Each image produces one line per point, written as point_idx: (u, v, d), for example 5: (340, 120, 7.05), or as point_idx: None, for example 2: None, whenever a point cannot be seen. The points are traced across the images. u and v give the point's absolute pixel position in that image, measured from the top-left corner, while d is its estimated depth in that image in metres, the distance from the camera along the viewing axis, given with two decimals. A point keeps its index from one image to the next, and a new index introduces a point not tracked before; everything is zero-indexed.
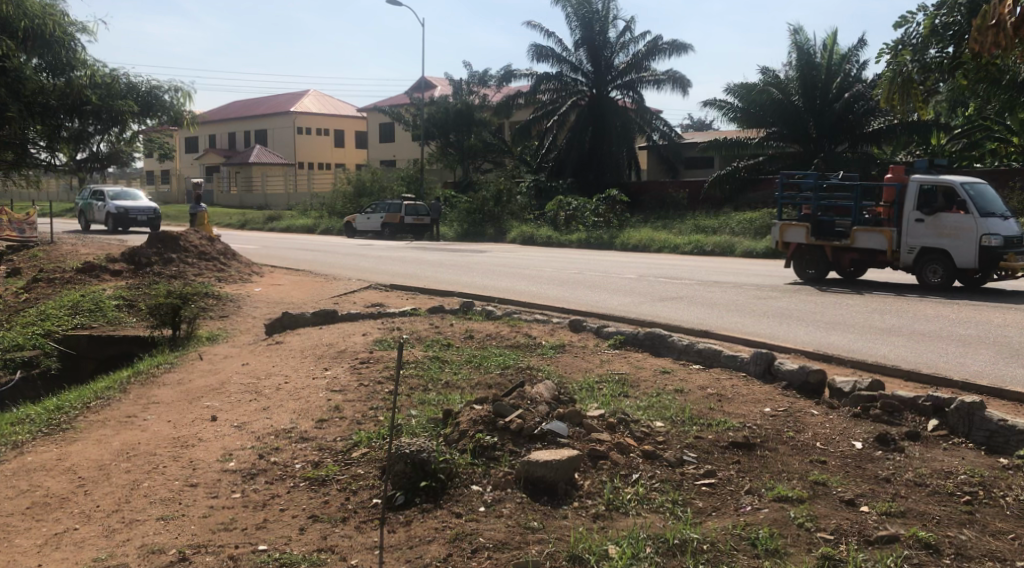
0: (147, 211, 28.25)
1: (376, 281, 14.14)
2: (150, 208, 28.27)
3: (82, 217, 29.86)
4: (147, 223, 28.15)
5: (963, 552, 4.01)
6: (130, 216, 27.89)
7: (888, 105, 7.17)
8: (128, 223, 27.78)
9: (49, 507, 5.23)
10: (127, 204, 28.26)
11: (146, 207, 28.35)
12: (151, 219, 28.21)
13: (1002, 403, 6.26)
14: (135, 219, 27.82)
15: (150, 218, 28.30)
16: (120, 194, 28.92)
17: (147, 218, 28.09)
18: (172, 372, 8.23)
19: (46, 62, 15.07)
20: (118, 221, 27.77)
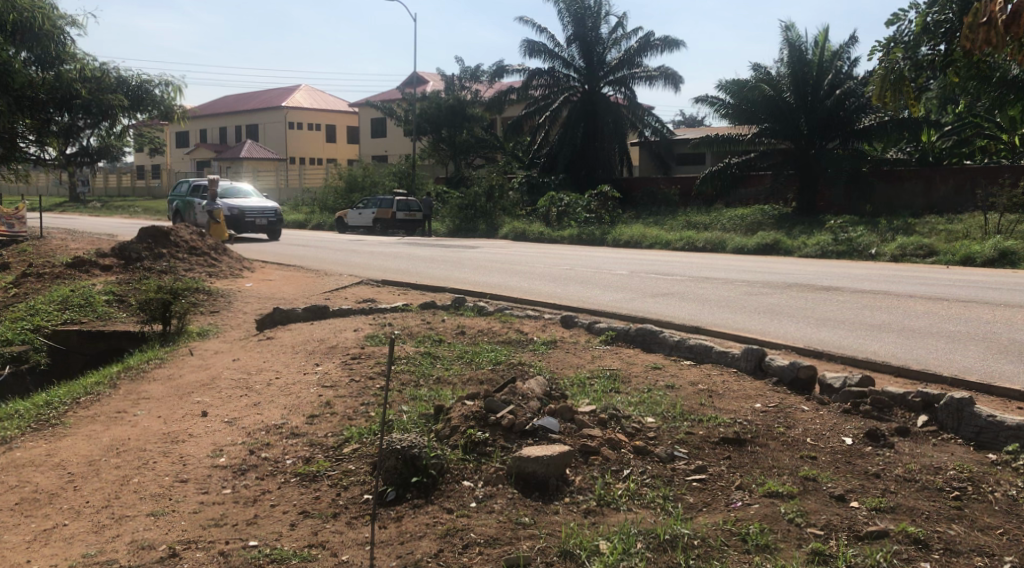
0: (267, 212, 23.15)
1: (367, 277, 14.06)
2: (270, 208, 23.22)
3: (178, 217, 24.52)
4: (265, 227, 23.19)
5: (952, 546, 4.04)
6: (248, 220, 22.78)
7: (879, 103, 7.13)
8: (245, 229, 22.71)
9: (37, 504, 5.20)
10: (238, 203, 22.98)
11: (265, 208, 23.27)
12: (271, 222, 23.20)
13: (990, 399, 6.30)
14: (254, 224, 22.80)
15: (270, 221, 23.29)
16: (230, 191, 23.64)
17: (267, 222, 23.06)
18: (161, 368, 8.19)
19: (36, 56, 14.94)
20: (234, 227, 22.63)
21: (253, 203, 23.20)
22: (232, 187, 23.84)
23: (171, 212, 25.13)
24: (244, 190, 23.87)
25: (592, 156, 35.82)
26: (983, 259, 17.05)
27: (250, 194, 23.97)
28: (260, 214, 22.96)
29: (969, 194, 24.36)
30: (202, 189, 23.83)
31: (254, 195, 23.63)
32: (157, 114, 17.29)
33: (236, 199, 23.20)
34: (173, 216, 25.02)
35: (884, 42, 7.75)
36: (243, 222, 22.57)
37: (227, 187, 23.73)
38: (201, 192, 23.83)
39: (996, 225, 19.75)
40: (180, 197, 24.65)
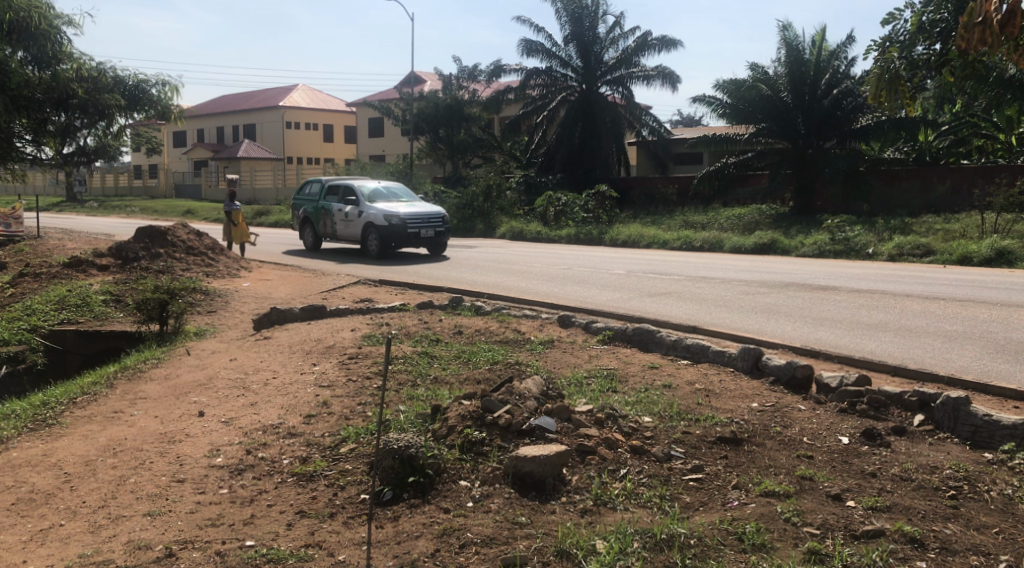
0: (433, 219, 17.55)
1: (365, 277, 14.04)
2: (435, 213, 17.63)
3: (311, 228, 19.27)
4: (432, 241, 17.61)
5: (949, 546, 4.04)
6: (410, 231, 17.29)
7: (875, 103, 7.07)
8: (407, 243, 17.21)
9: (34, 504, 5.19)
10: (396, 208, 17.54)
11: (429, 214, 17.69)
12: (439, 233, 17.58)
13: (986, 399, 6.30)
14: (419, 236, 17.27)
15: (437, 232, 17.63)
16: (380, 193, 18.21)
17: (433, 232, 17.44)
18: (158, 368, 8.18)
19: (32, 55, 14.90)
20: (392, 241, 17.15)
21: (414, 207, 17.71)
22: (381, 188, 18.45)
23: (297, 217, 19.86)
24: (397, 193, 18.40)
25: (590, 156, 35.81)
26: (980, 259, 17.09)
27: (405, 196, 18.39)
28: (425, 223, 17.42)
29: (966, 194, 24.43)
30: (343, 190, 18.50)
31: (413, 200, 18.08)
32: (155, 113, 17.20)
33: (392, 204, 17.74)
34: (299, 223, 19.82)
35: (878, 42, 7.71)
36: (404, 234, 17.09)
37: (376, 189, 18.34)
38: (340, 193, 18.59)
39: (993, 225, 19.74)
40: (311, 200, 19.38)
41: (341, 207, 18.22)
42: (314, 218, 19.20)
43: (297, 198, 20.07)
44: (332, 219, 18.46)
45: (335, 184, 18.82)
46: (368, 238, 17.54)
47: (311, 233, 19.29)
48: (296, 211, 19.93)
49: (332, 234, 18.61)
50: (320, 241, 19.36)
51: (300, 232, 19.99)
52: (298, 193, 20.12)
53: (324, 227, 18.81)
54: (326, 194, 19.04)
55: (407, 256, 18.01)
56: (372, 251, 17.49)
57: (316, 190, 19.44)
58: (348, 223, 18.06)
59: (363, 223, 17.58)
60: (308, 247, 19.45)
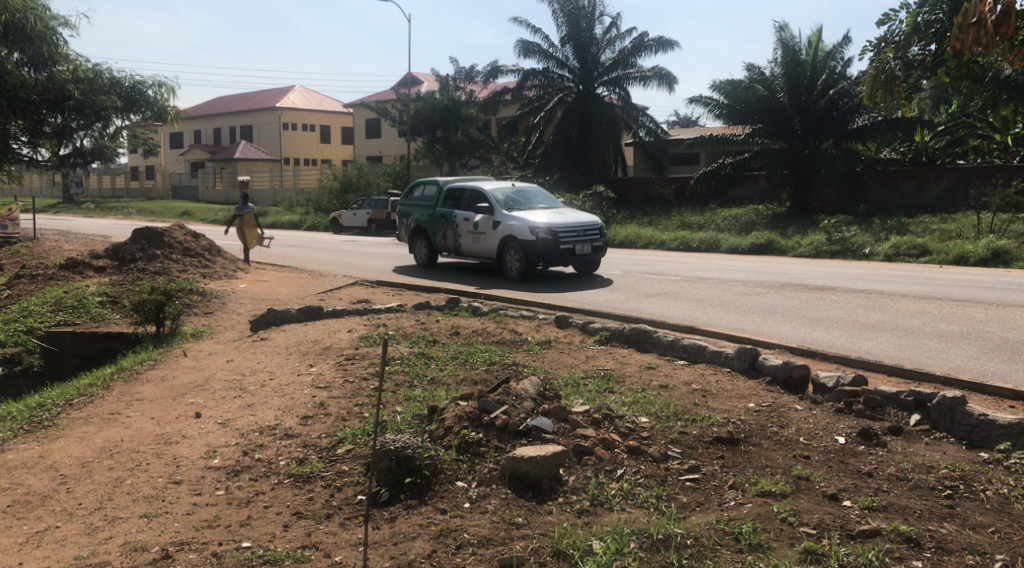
0: (589, 230, 13.47)
1: (363, 278, 14.06)
2: (592, 223, 13.54)
3: (427, 238, 15.40)
4: (588, 258, 13.55)
5: (944, 545, 4.05)
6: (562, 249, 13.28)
7: (870, 103, 7.01)
8: (558, 263, 13.21)
9: (30, 506, 5.19)
10: (545, 217, 13.48)
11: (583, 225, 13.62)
12: (596, 249, 13.54)
13: (982, 398, 6.31)
14: (574, 254, 13.24)
15: (594, 248, 13.58)
16: (514, 198, 14.15)
17: (591, 248, 13.42)
18: (155, 368, 8.20)
19: (28, 57, 14.91)
20: (541, 260, 13.17)
21: (563, 215, 13.62)
22: (515, 190, 14.38)
23: (405, 226, 15.96)
24: (535, 197, 14.35)
25: (587, 157, 35.82)
26: (976, 259, 17.12)
27: (547, 201, 14.32)
28: (581, 236, 13.35)
29: (962, 194, 24.44)
30: (468, 195, 14.53)
31: (561, 209, 13.99)
32: (151, 114, 17.18)
33: (534, 211, 13.73)
34: (408, 233, 15.93)
35: (874, 42, 7.53)
36: (556, 252, 13.10)
37: (509, 192, 14.27)
38: (464, 198, 14.61)
39: (988, 225, 19.78)
40: (425, 205, 15.42)
41: (468, 216, 14.28)
42: (428, 227, 15.31)
43: (404, 203, 16.10)
44: (456, 229, 14.56)
45: (455, 187, 14.86)
46: (506, 255, 13.59)
47: (424, 245, 15.54)
48: (403, 218, 16.02)
49: (455, 249, 14.73)
50: (435, 255, 15.51)
51: (410, 245, 16.06)
52: (404, 195, 16.20)
53: (444, 240, 14.91)
54: (444, 198, 15.07)
55: (554, 276, 14.03)
56: (513, 271, 13.53)
57: (428, 193, 15.51)
58: (478, 236, 14.10)
59: (498, 236, 13.62)
60: (422, 264, 15.63)
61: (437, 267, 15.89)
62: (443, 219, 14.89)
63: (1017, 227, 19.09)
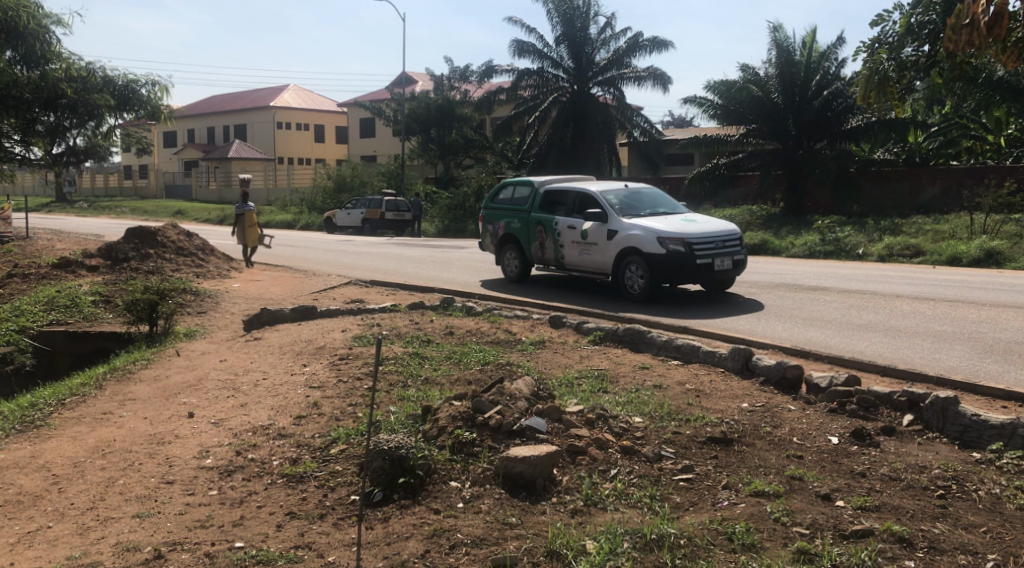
0: (727, 241, 11.02)
1: (356, 278, 14.01)
2: (730, 232, 11.09)
3: (522, 248, 13.04)
4: (726, 275, 11.11)
5: (936, 544, 4.06)
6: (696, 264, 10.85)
7: (864, 104, 7.19)
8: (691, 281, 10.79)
9: (22, 506, 5.17)
10: (676, 224, 11.05)
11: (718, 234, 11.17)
12: (735, 263, 11.08)
13: (974, 398, 6.33)
14: (711, 269, 10.79)
15: (734, 263, 11.10)
16: (631, 201, 11.78)
17: (730, 263, 10.96)
18: (148, 368, 8.17)
19: (20, 55, 14.85)
20: (670, 278, 10.75)
21: (694, 222, 11.20)
22: (630, 192, 12.00)
23: (493, 234, 13.58)
24: (654, 200, 11.93)
25: (581, 157, 35.89)
26: (969, 259, 17.19)
27: (671, 206, 11.88)
28: (719, 248, 10.91)
29: (956, 195, 24.50)
30: (573, 198, 12.20)
31: (692, 214, 11.51)
32: (144, 113, 17.10)
33: (657, 218, 11.33)
34: (496, 242, 13.56)
35: (867, 43, 7.51)
36: (691, 267, 10.66)
37: (623, 194, 11.90)
38: (569, 201, 12.25)
39: (981, 225, 19.87)
40: (518, 209, 13.02)
41: (574, 223, 11.93)
42: (523, 235, 12.94)
43: (490, 206, 13.67)
44: (560, 238, 12.19)
45: (556, 189, 12.51)
46: (625, 270, 11.22)
47: (516, 256, 13.20)
48: (489, 224, 13.63)
49: (556, 261, 12.37)
50: (529, 267, 13.16)
51: (499, 255, 13.67)
52: (490, 198, 13.80)
53: (545, 250, 12.54)
54: (543, 201, 12.71)
55: (683, 297, 11.61)
56: (634, 290, 11.15)
57: (521, 195, 13.16)
58: (588, 248, 11.75)
59: (615, 247, 11.26)
60: (513, 277, 13.30)
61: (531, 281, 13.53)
62: (541, 226, 12.52)
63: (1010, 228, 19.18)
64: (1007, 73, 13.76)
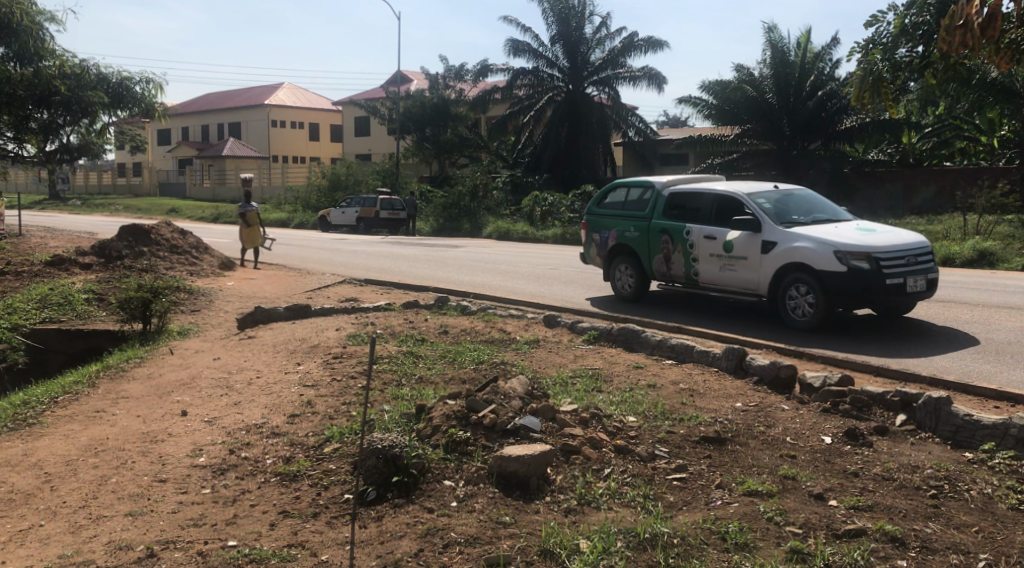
0: (920, 255, 8.70)
1: (350, 277, 13.95)
2: (922, 245, 8.76)
3: (642, 261, 10.77)
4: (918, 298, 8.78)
5: (929, 544, 4.08)
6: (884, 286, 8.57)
7: (858, 104, 7.01)
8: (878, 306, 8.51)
9: (14, 504, 5.15)
10: (860, 235, 8.76)
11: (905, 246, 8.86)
12: (930, 284, 8.73)
13: (967, 398, 6.36)
14: (904, 292, 8.48)
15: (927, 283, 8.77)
16: (785, 205, 9.57)
17: (925, 283, 8.63)
18: (141, 367, 8.14)
19: (13, 52, 14.77)
20: (853, 304, 8.49)
21: (873, 232, 8.93)
22: (781, 195, 9.79)
23: (600, 244, 11.33)
24: (812, 208, 9.68)
25: (575, 156, 36.29)
26: (963, 260, 17.24)
27: (835, 215, 9.60)
28: (911, 264, 8.59)
29: (949, 196, 24.56)
30: (709, 203, 9.98)
31: (871, 225, 9.21)
32: (138, 111, 17.03)
33: (824, 227, 9.08)
34: (605, 254, 11.31)
35: (863, 43, 7.62)
36: (879, 289, 8.38)
37: (774, 197, 9.70)
38: (707, 206, 9.99)
39: (974, 226, 19.93)
40: (633, 215, 10.81)
41: (717, 233, 9.70)
42: (642, 247, 10.68)
43: (598, 211, 11.43)
44: (696, 251, 9.94)
45: (686, 191, 10.26)
46: (787, 292, 8.99)
47: (632, 270, 10.97)
48: (596, 232, 11.38)
49: (687, 279, 10.12)
50: (647, 284, 10.91)
51: (608, 270, 11.39)
52: (595, 201, 11.56)
53: (674, 265, 10.27)
54: (671, 205, 10.43)
55: (855, 325, 9.32)
56: (800, 317, 8.90)
57: (637, 197, 10.92)
58: (732, 263, 9.54)
59: (774, 263, 9.04)
60: (626, 296, 11.08)
61: (646, 300, 11.29)
62: (667, 235, 10.27)
63: (1003, 229, 19.25)
64: (998, 73, 13.80)
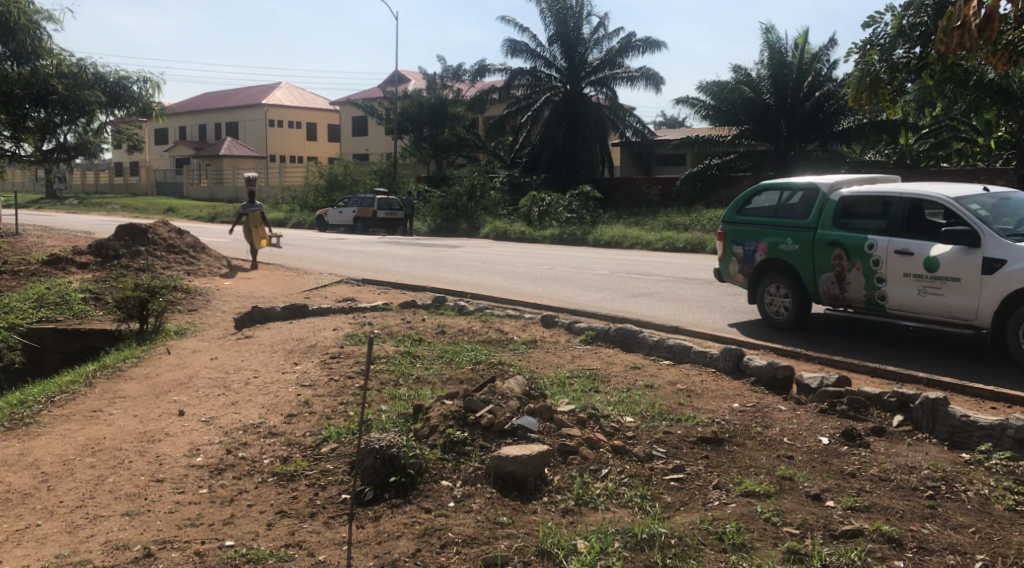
0: None
1: (347, 277, 13.93)
2: None
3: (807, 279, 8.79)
4: None
5: (926, 545, 4.08)
6: None
7: (855, 105, 7.02)
8: None
9: (10, 504, 5.14)
10: None
11: None
12: None
13: (964, 399, 6.38)
14: None
15: None
16: (1002, 212, 7.59)
17: None
18: (138, 366, 8.13)
19: (10, 51, 14.73)
20: None
21: None
22: (996, 199, 7.77)
23: (743, 259, 9.42)
24: None
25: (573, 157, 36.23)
26: None
27: None
28: None
29: None
30: (900, 209, 8.05)
31: None
32: (135, 110, 17.01)
33: None
34: (749, 271, 9.41)
35: (861, 44, 7.65)
36: None
37: (989, 202, 7.69)
38: (901, 213, 8.03)
39: None
40: (791, 223, 8.92)
41: (916, 248, 7.73)
42: (805, 263, 8.75)
43: (741, 220, 9.52)
44: (888, 268, 7.96)
45: (862, 196, 8.40)
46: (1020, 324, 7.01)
47: (789, 291, 9.03)
48: (738, 244, 9.48)
49: (868, 303, 8.18)
50: (807, 308, 8.96)
51: (756, 291, 9.43)
52: (734, 208, 9.68)
53: (854, 285, 8.30)
54: (846, 213, 8.51)
55: None
56: None
57: (796, 203, 9.02)
58: (938, 286, 7.57)
59: (1001, 287, 7.07)
60: (780, 322, 9.15)
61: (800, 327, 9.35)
62: (843, 250, 8.35)
63: None
64: (995, 75, 13.83)
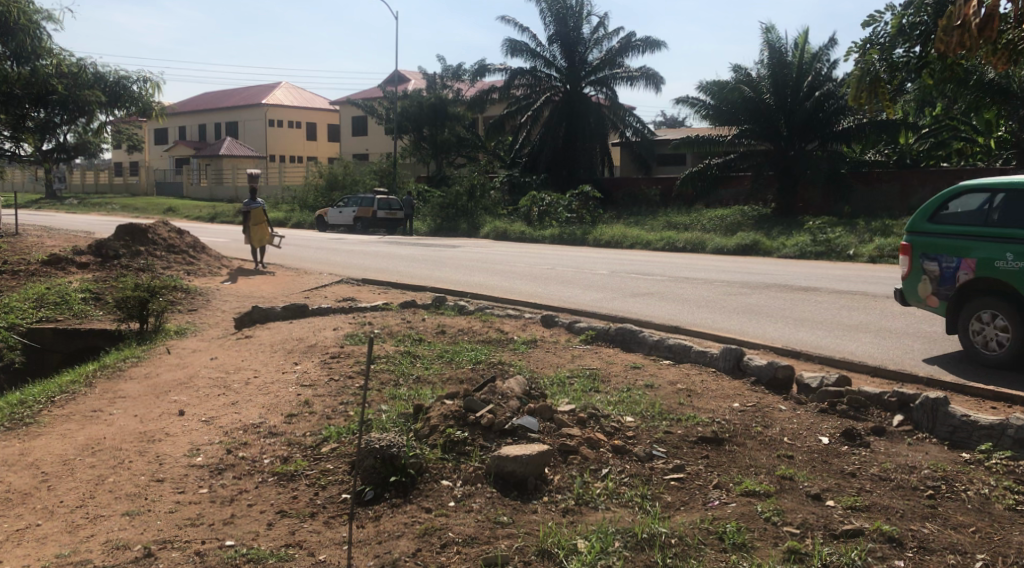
0: None
1: (347, 277, 13.92)
2: None
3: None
4: None
5: (926, 544, 4.09)
6: None
7: (855, 104, 7.01)
8: None
9: (11, 503, 5.13)
10: None
11: None
12: None
13: (964, 399, 6.38)
14: None
15: None
16: None
17: None
18: (139, 366, 8.13)
19: (10, 50, 14.72)
20: None
21: None
22: None
23: (940, 278, 7.73)
24: None
25: (573, 157, 36.10)
26: None
27: None
28: None
29: None
30: None
31: None
32: (135, 110, 17.00)
33: None
34: (949, 294, 7.66)
35: (861, 43, 7.62)
36: None
37: None
38: None
39: None
40: (1010, 234, 7.13)
41: None
42: None
43: (936, 230, 7.82)
44: None
45: None
46: None
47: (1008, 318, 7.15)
48: (933, 259, 7.80)
49: None
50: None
51: (965, 320, 7.57)
52: (927, 215, 7.99)
53: None
54: None
55: None
56: None
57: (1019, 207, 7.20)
58: None
59: None
60: (994, 359, 7.26)
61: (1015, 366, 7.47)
62: None
63: None
64: (995, 74, 13.82)
